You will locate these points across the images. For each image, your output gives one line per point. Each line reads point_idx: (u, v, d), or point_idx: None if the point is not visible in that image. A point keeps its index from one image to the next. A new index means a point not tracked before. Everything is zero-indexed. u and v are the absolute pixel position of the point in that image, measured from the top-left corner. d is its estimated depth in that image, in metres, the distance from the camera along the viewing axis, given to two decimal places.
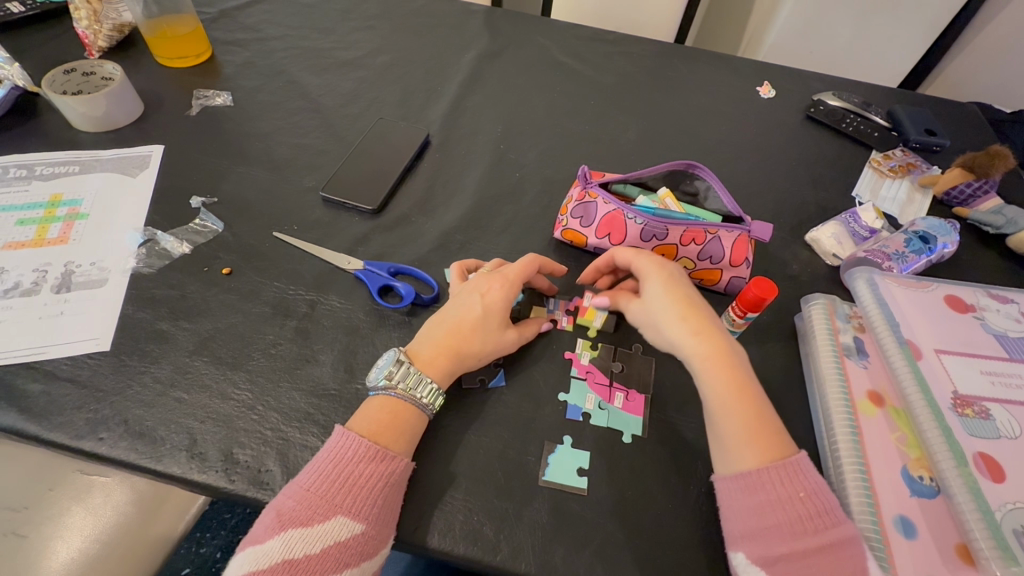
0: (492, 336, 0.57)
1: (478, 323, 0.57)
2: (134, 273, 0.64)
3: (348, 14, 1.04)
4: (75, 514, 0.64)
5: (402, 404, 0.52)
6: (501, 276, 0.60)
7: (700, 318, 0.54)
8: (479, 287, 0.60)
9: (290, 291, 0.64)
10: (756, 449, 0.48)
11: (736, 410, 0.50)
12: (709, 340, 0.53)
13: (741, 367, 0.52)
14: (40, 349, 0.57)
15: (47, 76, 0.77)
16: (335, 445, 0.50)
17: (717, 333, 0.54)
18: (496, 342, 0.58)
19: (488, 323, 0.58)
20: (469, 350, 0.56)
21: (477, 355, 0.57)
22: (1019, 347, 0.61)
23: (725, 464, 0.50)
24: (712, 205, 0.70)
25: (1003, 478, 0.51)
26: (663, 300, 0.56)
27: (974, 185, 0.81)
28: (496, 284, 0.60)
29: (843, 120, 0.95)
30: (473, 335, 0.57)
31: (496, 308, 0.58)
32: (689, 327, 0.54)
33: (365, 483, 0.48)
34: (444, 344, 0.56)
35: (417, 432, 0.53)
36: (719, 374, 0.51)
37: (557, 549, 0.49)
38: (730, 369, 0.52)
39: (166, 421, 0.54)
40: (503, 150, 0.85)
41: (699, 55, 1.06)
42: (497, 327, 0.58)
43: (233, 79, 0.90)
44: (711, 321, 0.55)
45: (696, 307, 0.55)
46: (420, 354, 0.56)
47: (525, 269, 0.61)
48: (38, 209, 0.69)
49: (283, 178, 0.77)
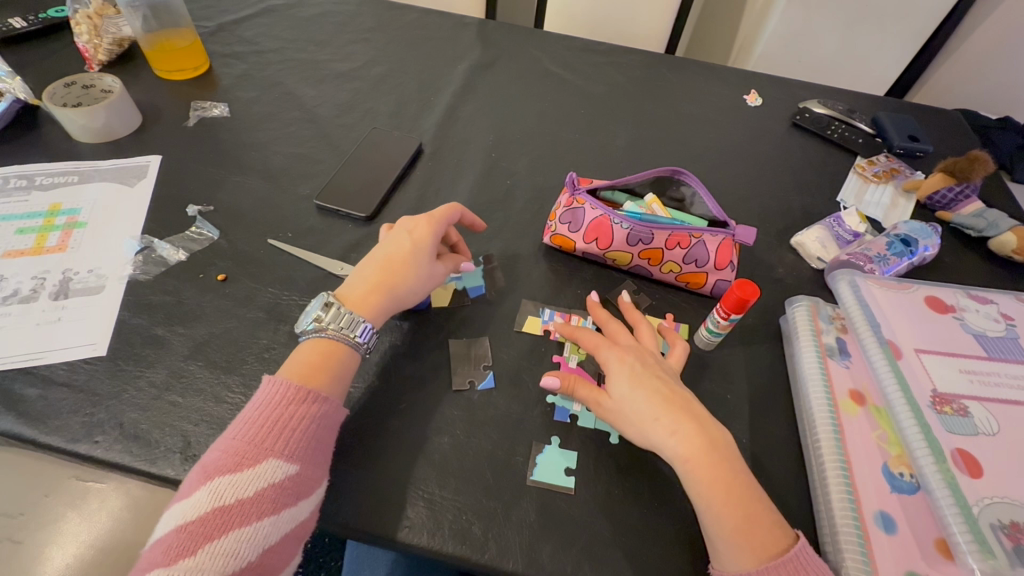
0: (422, 267, 0.62)
1: (407, 258, 0.61)
2: (130, 280, 0.66)
3: (343, 28, 1.06)
4: (70, 520, 0.65)
5: (335, 342, 0.56)
6: (424, 217, 0.65)
7: (678, 414, 0.52)
8: (407, 227, 0.64)
9: (284, 297, 0.66)
10: (752, 547, 0.46)
11: (727, 515, 0.48)
12: (699, 438, 0.51)
13: (727, 462, 0.50)
14: (38, 355, 0.59)
15: (48, 89, 0.79)
16: (265, 393, 0.52)
17: (699, 427, 0.52)
18: (424, 273, 0.62)
19: (418, 255, 0.62)
20: (399, 283, 0.60)
21: (408, 287, 0.61)
22: (998, 346, 0.62)
23: (720, 564, 0.48)
24: (698, 210, 0.72)
25: (981, 473, 0.52)
26: (636, 398, 0.54)
27: (956, 189, 0.82)
28: (422, 224, 0.64)
29: (829, 127, 0.97)
30: (405, 268, 0.61)
31: (423, 243, 0.63)
32: (668, 426, 0.52)
33: (294, 423, 0.50)
34: (376, 281, 0.60)
35: (347, 369, 0.56)
36: (703, 471, 0.49)
37: (545, 547, 0.50)
38: (716, 467, 0.49)
39: (161, 424, 0.55)
40: (494, 158, 0.87)
41: (687, 65, 1.08)
42: (423, 258, 0.62)
43: (230, 91, 0.92)
44: (692, 415, 0.53)
45: (672, 400, 0.53)
46: (350, 294, 0.60)
47: (449, 212, 0.66)
48: (37, 218, 0.71)
49: (278, 187, 0.78)
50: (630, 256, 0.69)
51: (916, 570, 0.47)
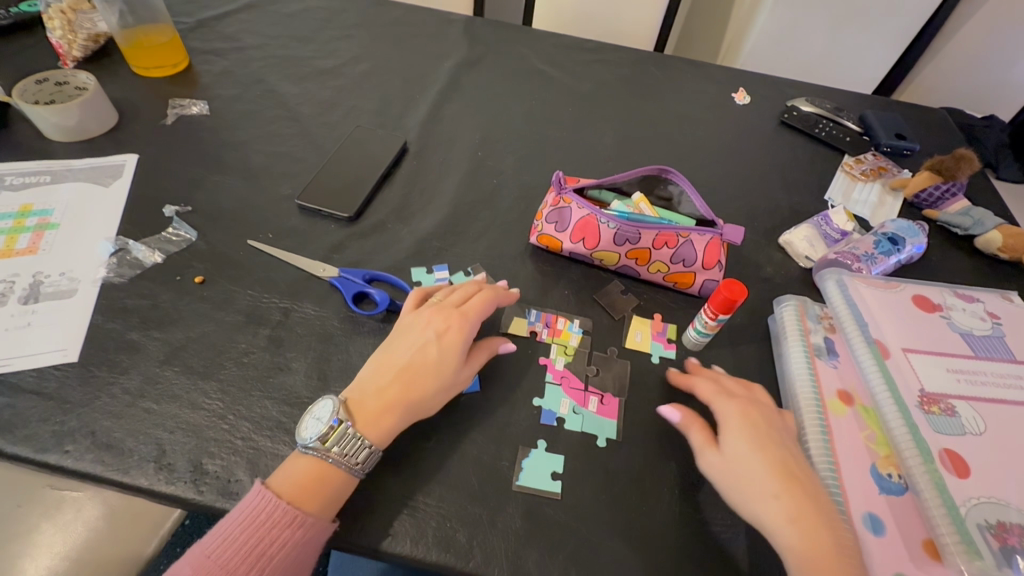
0: (447, 377, 0.55)
1: (432, 365, 0.54)
2: (104, 283, 0.64)
3: (327, 24, 1.05)
4: (43, 530, 0.63)
5: (332, 467, 0.49)
6: (458, 314, 0.58)
7: (795, 487, 0.48)
8: (434, 323, 0.57)
9: (264, 299, 0.64)
10: None
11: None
12: (819, 519, 0.47)
13: (841, 549, 0.46)
14: (6, 361, 0.57)
15: (19, 85, 0.77)
16: (250, 506, 0.47)
17: (816, 505, 0.47)
18: (448, 381, 0.55)
19: (445, 359, 0.55)
20: (421, 394, 0.53)
21: (430, 398, 0.54)
22: (984, 345, 0.62)
23: None
24: (686, 209, 0.71)
25: (968, 473, 0.51)
26: (748, 457, 0.50)
27: (942, 187, 0.83)
28: (453, 319, 0.57)
29: (816, 125, 0.97)
30: (428, 374, 0.54)
31: (452, 345, 0.56)
32: (780, 498, 0.47)
33: (272, 548, 0.46)
34: (392, 390, 0.53)
35: (342, 494, 0.49)
36: (810, 552, 0.45)
37: (530, 554, 0.49)
38: (826, 551, 0.45)
39: (134, 432, 0.53)
40: (480, 156, 0.86)
41: (675, 63, 1.07)
42: (451, 361, 0.55)
43: (210, 89, 0.90)
44: (807, 490, 0.48)
45: (791, 472, 0.49)
46: (363, 406, 0.52)
47: (485, 305, 0.59)
48: (7, 219, 0.69)
49: (259, 186, 0.76)
50: (617, 256, 0.68)
51: (904, 572, 0.47)
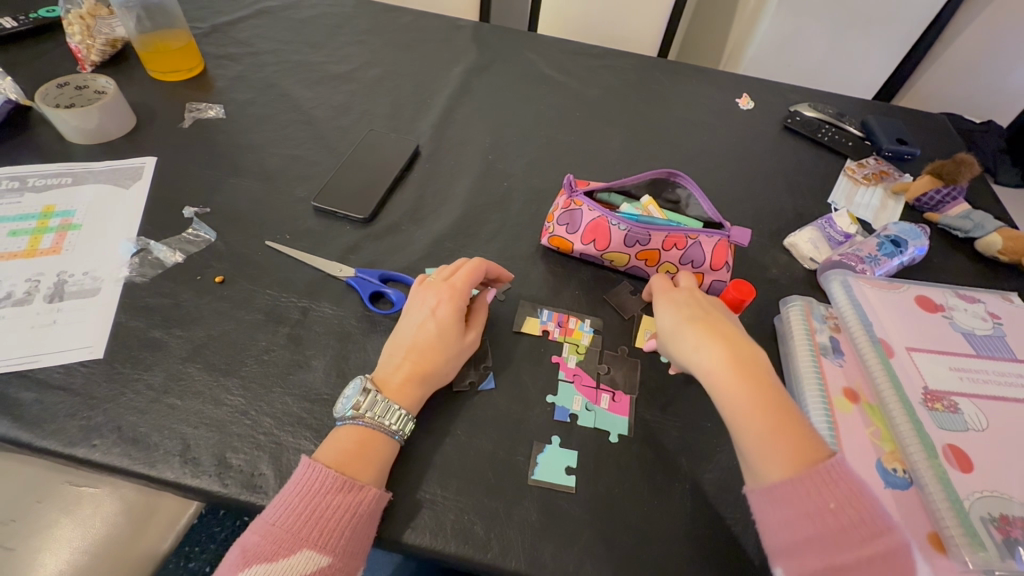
0: (452, 347, 0.58)
1: (434, 339, 0.58)
2: (127, 282, 0.65)
3: (338, 30, 1.06)
4: (64, 526, 0.64)
5: (369, 432, 0.52)
6: (448, 287, 0.61)
7: (711, 332, 0.53)
8: (428, 301, 0.60)
9: (283, 299, 0.66)
10: (779, 457, 0.46)
11: (772, 443, 0.47)
12: (751, 376, 0.50)
13: (759, 375, 0.50)
14: (33, 358, 0.58)
15: (41, 89, 0.78)
16: (303, 477, 0.49)
17: (733, 345, 0.52)
18: (455, 351, 0.58)
19: (448, 328, 0.58)
20: (433, 366, 0.57)
21: (444, 366, 0.57)
22: (986, 344, 0.64)
23: (753, 480, 0.48)
24: (693, 212, 0.73)
25: (971, 468, 0.53)
26: (671, 318, 0.57)
27: (943, 191, 0.84)
28: (444, 296, 0.60)
29: (819, 130, 0.98)
30: (435, 345, 0.57)
31: (449, 318, 0.59)
32: (699, 343, 0.53)
33: (332, 513, 0.48)
34: (407, 367, 0.56)
35: (387, 459, 0.52)
36: (730, 384, 0.50)
37: (546, 546, 0.51)
38: (744, 381, 0.50)
39: (160, 427, 0.54)
40: (490, 160, 0.88)
41: (680, 69, 1.09)
42: (454, 331, 0.59)
43: (225, 93, 0.91)
44: (725, 333, 0.53)
45: (709, 322, 0.55)
46: (386, 381, 0.56)
47: (471, 276, 0.62)
48: (30, 219, 0.70)
49: (275, 188, 0.78)
50: (627, 257, 0.70)
51: None
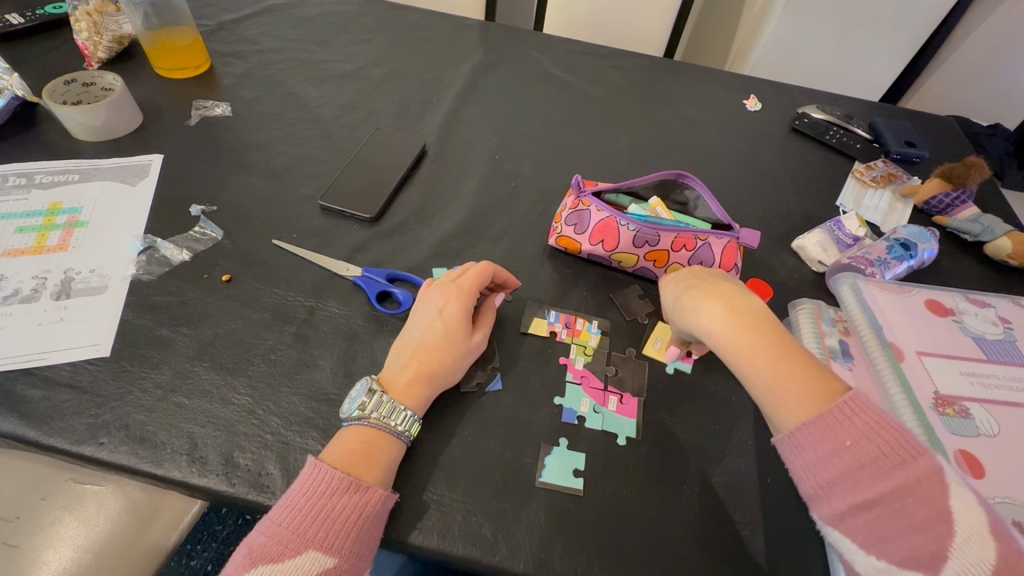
0: (458, 348, 0.58)
1: (441, 341, 0.57)
2: (133, 280, 0.65)
3: (345, 28, 1.06)
4: (66, 523, 0.64)
5: (375, 432, 0.52)
6: (455, 288, 0.61)
7: (705, 290, 0.53)
8: (436, 302, 0.60)
9: (289, 298, 0.65)
10: (789, 401, 0.45)
11: (783, 390, 0.45)
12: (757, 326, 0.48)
13: (759, 321, 0.49)
14: (41, 355, 0.58)
15: (48, 86, 0.78)
16: (308, 477, 0.48)
17: (727, 297, 0.51)
18: (462, 352, 0.58)
19: (454, 329, 0.58)
20: (439, 368, 0.57)
21: (451, 367, 0.57)
22: (997, 349, 0.63)
23: (777, 430, 0.46)
24: (702, 213, 0.72)
25: (983, 474, 0.53)
26: (671, 293, 0.58)
27: (953, 194, 0.84)
28: (451, 296, 0.60)
29: (827, 132, 0.98)
30: (442, 346, 0.57)
31: (455, 319, 0.59)
32: (696, 302, 0.53)
33: (338, 514, 0.47)
34: (413, 368, 0.56)
35: (394, 460, 0.52)
36: (729, 336, 0.49)
37: (554, 548, 0.50)
38: (742, 328, 0.48)
39: (167, 426, 0.54)
40: (497, 159, 0.87)
41: (687, 70, 1.09)
42: (460, 332, 0.58)
43: (231, 91, 0.91)
44: (719, 288, 0.53)
45: (704, 283, 0.54)
46: (392, 382, 0.55)
47: (480, 277, 0.62)
48: (37, 216, 0.70)
49: (281, 186, 0.78)
50: (635, 258, 0.70)
51: None
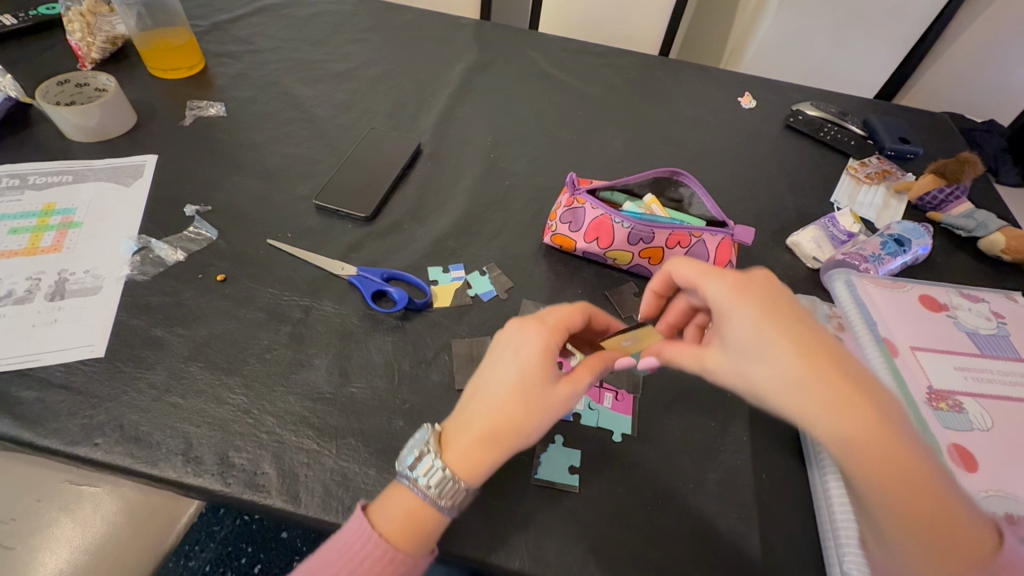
0: (537, 412, 0.46)
1: (520, 400, 0.46)
2: (128, 281, 0.65)
3: (339, 28, 1.06)
4: (63, 524, 0.64)
5: (422, 507, 0.46)
6: (540, 329, 0.49)
7: (822, 367, 0.39)
8: (516, 343, 0.48)
9: (285, 297, 0.65)
10: (928, 540, 0.37)
11: (916, 526, 0.37)
12: (802, 355, 0.40)
13: (893, 430, 0.38)
14: (35, 356, 0.58)
15: (41, 87, 0.78)
16: (348, 542, 0.45)
17: (852, 387, 0.39)
18: (539, 417, 0.46)
19: (534, 388, 0.46)
20: (513, 435, 0.46)
21: (523, 434, 0.46)
22: (990, 343, 0.64)
23: (887, 547, 0.40)
24: (696, 210, 0.73)
25: (976, 468, 0.53)
26: (754, 346, 0.42)
27: (946, 190, 0.84)
28: (538, 339, 0.48)
29: (822, 128, 0.98)
30: (518, 411, 0.46)
31: (538, 372, 0.47)
32: (810, 394, 0.39)
33: None
34: (480, 435, 0.46)
35: (436, 531, 0.47)
36: (861, 449, 0.37)
37: (550, 545, 0.50)
38: (877, 439, 0.37)
39: (162, 426, 0.54)
40: (492, 158, 0.87)
41: (682, 68, 1.09)
42: (544, 391, 0.46)
43: (225, 91, 0.91)
44: (841, 370, 0.39)
45: (814, 353, 0.40)
46: (452, 445, 0.46)
47: (570, 318, 0.50)
48: (31, 218, 0.70)
49: (275, 186, 0.78)
50: (630, 255, 0.70)
51: None
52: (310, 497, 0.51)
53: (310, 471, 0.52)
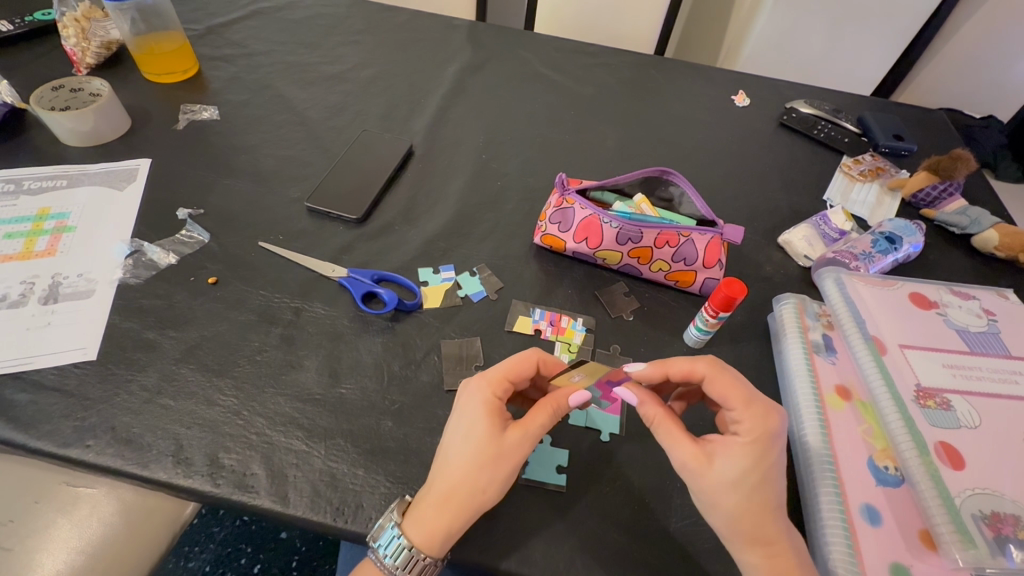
0: (482, 463, 0.48)
1: (464, 455, 0.48)
2: (121, 284, 0.65)
3: (333, 30, 1.07)
4: (60, 526, 0.64)
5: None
6: (482, 387, 0.52)
7: (747, 462, 0.47)
8: (462, 403, 0.52)
9: (276, 299, 0.66)
10: None
11: None
12: (750, 460, 0.47)
13: (772, 517, 0.46)
14: (28, 359, 0.58)
15: (36, 93, 0.79)
16: None
17: (760, 483, 0.47)
18: (486, 469, 0.48)
19: (479, 446, 0.48)
20: (461, 491, 0.47)
21: (474, 493, 0.47)
22: (980, 341, 0.64)
23: None
24: (686, 210, 0.73)
25: (963, 465, 0.53)
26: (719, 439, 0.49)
27: (939, 187, 0.84)
28: (480, 397, 0.51)
29: (815, 126, 0.98)
30: (467, 473, 0.48)
31: (479, 428, 0.49)
32: (731, 476, 0.47)
33: None
34: (435, 496, 0.48)
35: None
36: (745, 521, 0.46)
37: (537, 544, 0.51)
38: (757, 518, 0.46)
39: (154, 428, 0.55)
40: (484, 159, 0.88)
41: (675, 67, 1.09)
42: (488, 448, 0.48)
43: (219, 94, 0.92)
44: (759, 469, 0.47)
45: (749, 452, 0.48)
46: (412, 513, 0.49)
47: (511, 371, 0.53)
48: (25, 222, 0.70)
49: (268, 189, 0.78)
50: (619, 255, 0.70)
51: (901, 561, 0.48)
52: (299, 497, 0.52)
53: (298, 472, 0.53)
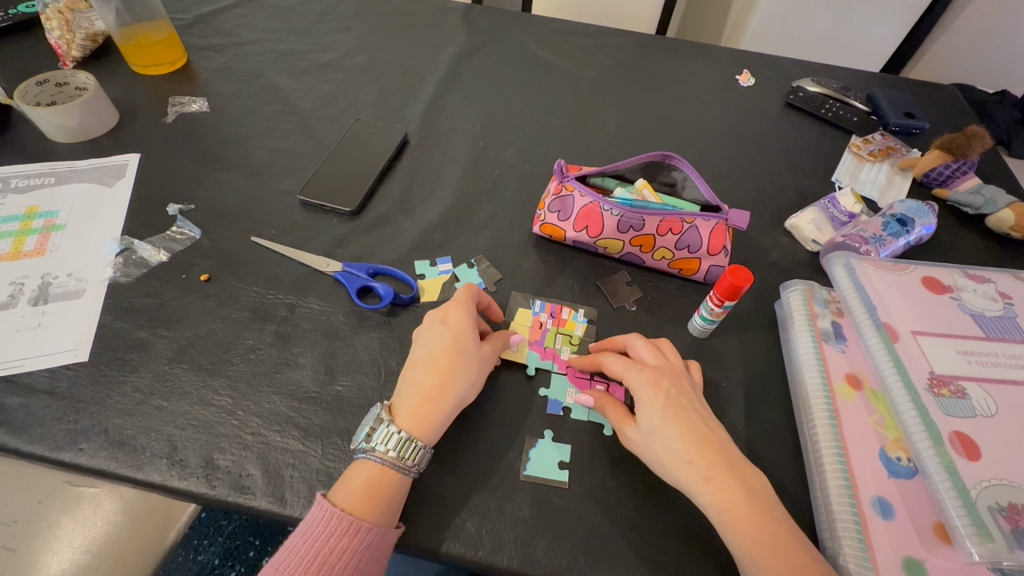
0: (469, 360, 0.54)
1: (450, 352, 0.54)
2: (111, 283, 0.64)
3: (325, 16, 1.04)
4: (65, 525, 0.64)
5: (385, 469, 0.49)
6: (454, 302, 0.58)
7: (648, 399, 0.52)
8: (437, 317, 0.57)
9: (269, 295, 0.64)
10: (739, 524, 0.45)
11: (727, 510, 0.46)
12: (659, 401, 0.51)
13: (693, 439, 0.49)
14: (19, 362, 0.57)
15: (20, 88, 0.77)
16: (312, 518, 0.47)
17: (668, 409, 0.51)
18: (473, 366, 0.54)
19: (465, 346, 0.55)
20: (451, 383, 0.53)
21: (458, 385, 0.53)
22: (996, 326, 0.61)
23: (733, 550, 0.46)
24: (689, 195, 0.70)
25: (978, 456, 0.51)
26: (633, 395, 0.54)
27: (953, 165, 0.81)
28: (454, 309, 0.57)
29: (823, 105, 0.95)
30: (451, 371, 0.53)
31: (461, 332, 0.56)
32: (644, 421, 0.51)
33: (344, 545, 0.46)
34: (426, 389, 0.53)
35: (398, 499, 0.49)
36: (670, 453, 0.49)
37: (538, 542, 0.50)
38: (683, 440, 0.49)
39: (146, 429, 0.54)
40: (481, 147, 0.85)
41: (677, 46, 1.06)
42: (470, 349, 0.55)
43: (209, 86, 0.89)
44: (662, 401, 0.52)
45: (650, 390, 0.52)
46: (403, 409, 0.52)
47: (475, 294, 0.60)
48: (14, 221, 0.69)
49: (261, 183, 0.76)
50: (621, 243, 0.68)
51: (913, 555, 0.47)
52: (296, 498, 0.51)
53: (295, 472, 0.52)
